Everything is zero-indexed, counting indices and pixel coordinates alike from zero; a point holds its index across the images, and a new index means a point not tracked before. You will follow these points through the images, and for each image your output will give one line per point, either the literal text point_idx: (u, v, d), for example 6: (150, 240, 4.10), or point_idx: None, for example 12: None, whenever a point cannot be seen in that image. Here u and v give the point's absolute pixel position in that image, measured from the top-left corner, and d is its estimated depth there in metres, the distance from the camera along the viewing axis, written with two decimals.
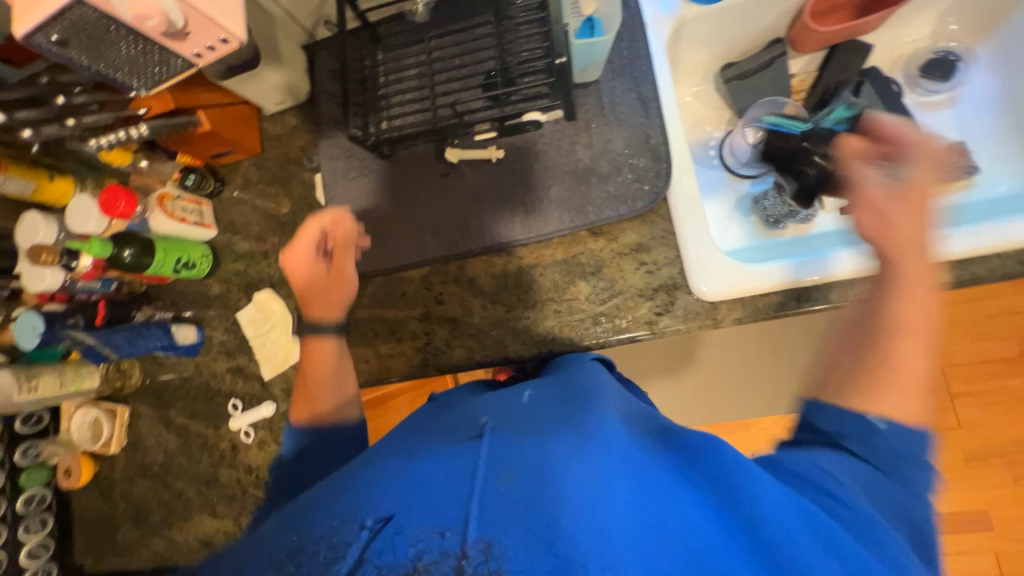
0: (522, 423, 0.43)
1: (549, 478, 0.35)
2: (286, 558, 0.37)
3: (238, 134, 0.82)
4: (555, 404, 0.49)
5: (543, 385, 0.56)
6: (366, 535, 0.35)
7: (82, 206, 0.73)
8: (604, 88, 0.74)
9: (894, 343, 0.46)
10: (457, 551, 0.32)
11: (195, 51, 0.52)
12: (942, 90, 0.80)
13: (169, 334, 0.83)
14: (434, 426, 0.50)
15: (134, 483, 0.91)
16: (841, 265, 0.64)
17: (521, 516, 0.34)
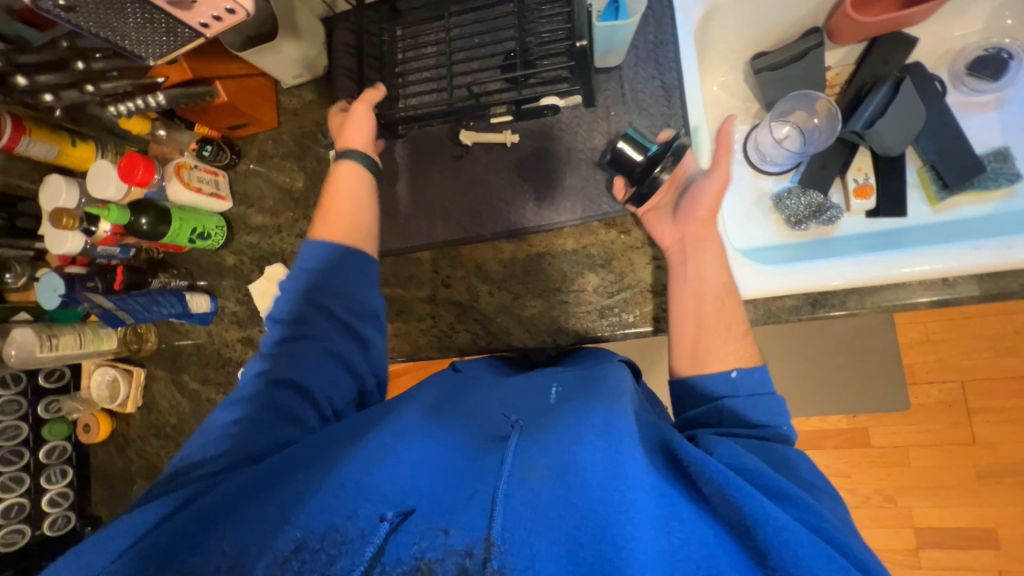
0: (543, 426, 0.48)
1: (568, 482, 0.40)
2: (290, 553, 0.40)
3: (254, 107, 0.82)
4: (575, 400, 0.51)
5: (569, 380, 0.59)
6: (376, 534, 0.40)
7: (103, 172, 0.76)
8: (626, 74, 0.71)
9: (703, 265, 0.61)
10: (461, 551, 0.37)
11: (202, 21, 0.51)
12: (990, 90, 0.75)
13: (183, 302, 0.85)
14: (457, 416, 0.55)
15: (148, 442, 0.94)
16: (871, 269, 0.61)
17: (520, 521, 0.39)
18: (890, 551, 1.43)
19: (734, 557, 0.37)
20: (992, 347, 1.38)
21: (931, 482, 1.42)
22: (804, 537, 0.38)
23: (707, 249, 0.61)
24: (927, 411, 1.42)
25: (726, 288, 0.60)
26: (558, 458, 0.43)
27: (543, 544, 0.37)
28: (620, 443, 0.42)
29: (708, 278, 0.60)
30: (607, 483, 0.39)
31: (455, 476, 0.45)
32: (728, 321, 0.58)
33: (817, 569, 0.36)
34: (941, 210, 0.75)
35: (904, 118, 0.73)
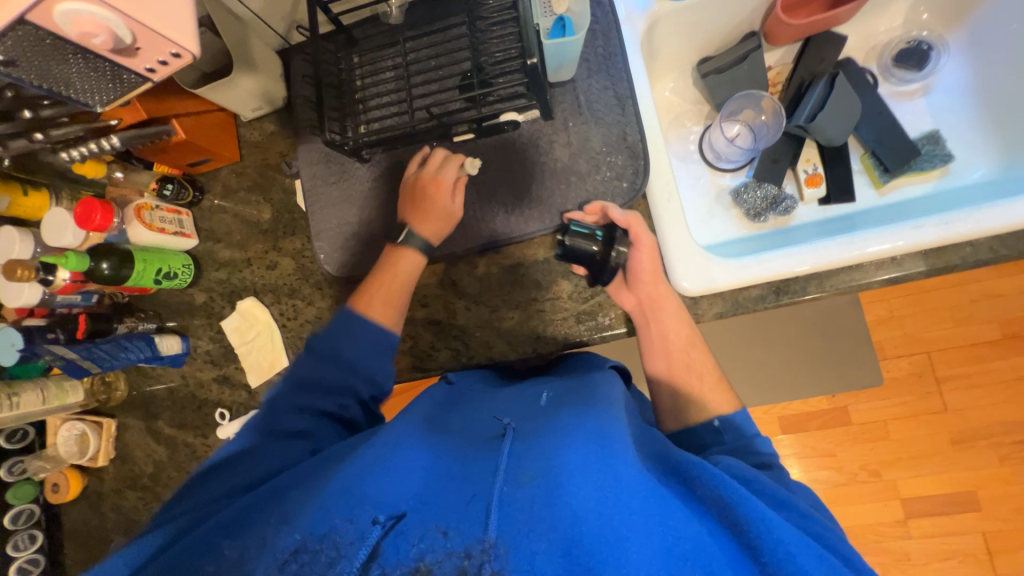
0: (536, 429, 0.49)
1: (561, 481, 0.41)
2: (288, 557, 0.39)
3: (214, 142, 0.81)
4: (567, 405, 0.52)
5: (559, 386, 0.60)
6: (372, 537, 0.40)
7: (58, 220, 0.73)
8: (580, 86, 0.73)
9: (666, 319, 0.65)
10: (461, 553, 0.37)
11: (148, 66, 0.51)
12: (916, 79, 0.81)
13: (152, 344, 0.83)
14: (447, 427, 0.55)
15: (124, 495, 0.90)
16: (834, 252, 0.63)
17: (518, 522, 0.39)
18: (881, 525, 1.48)
19: (723, 546, 0.39)
20: (952, 317, 1.46)
21: (910, 452, 1.47)
22: (794, 536, 0.39)
23: (664, 308, 0.64)
24: (900, 383, 1.48)
25: (689, 341, 0.64)
26: (554, 459, 0.43)
27: (543, 544, 0.37)
28: (614, 449, 0.43)
29: (671, 335, 0.64)
30: (604, 484, 0.40)
31: (447, 481, 0.45)
32: (699, 372, 0.62)
33: (808, 566, 0.38)
34: (886, 193, 0.80)
35: (842, 110, 0.78)
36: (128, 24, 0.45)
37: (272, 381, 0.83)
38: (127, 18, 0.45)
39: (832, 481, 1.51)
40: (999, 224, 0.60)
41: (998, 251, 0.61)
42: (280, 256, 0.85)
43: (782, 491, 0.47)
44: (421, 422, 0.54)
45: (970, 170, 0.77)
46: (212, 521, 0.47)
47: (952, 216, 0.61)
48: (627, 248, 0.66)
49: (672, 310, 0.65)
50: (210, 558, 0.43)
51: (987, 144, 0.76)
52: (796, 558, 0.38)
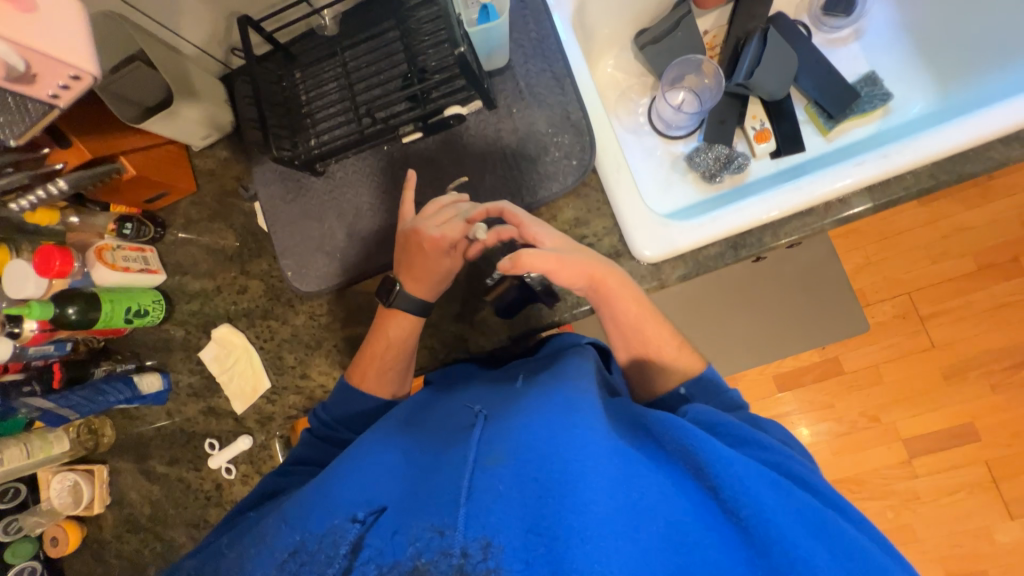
0: (510, 409, 0.52)
1: (529, 458, 0.44)
2: (289, 555, 0.47)
3: (168, 175, 0.81)
4: (539, 383, 0.55)
5: (534, 368, 0.63)
6: (354, 534, 0.46)
7: (18, 271, 0.73)
8: (519, 71, 0.73)
9: (615, 306, 0.63)
10: (457, 553, 0.40)
11: (50, 92, 0.51)
12: (846, 25, 0.82)
13: (131, 385, 0.82)
14: (429, 425, 0.58)
15: (125, 540, 0.90)
16: (779, 202, 0.64)
17: (490, 505, 0.42)
18: (888, 468, 1.49)
19: (689, 495, 0.42)
20: (928, 255, 1.48)
21: (905, 393, 1.50)
22: (754, 472, 0.42)
23: (608, 297, 0.62)
24: (886, 327, 1.50)
25: (639, 318, 0.63)
26: (518, 441, 0.46)
27: (516, 526, 0.41)
28: (578, 423, 0.46)
29: (619, 319, 0.63)
30: (568, 453, 0.43)
31: (425, 479, 0.49)
32: (657, 346, 0.63)
33: (762, 490, 0.41)
34: (833, 138, 0.82)
35: (778, 63, 0.80)
36: (15, 48, 0.45)
37: (257, 404, 0.83)
38: (14, 43, 0.44)
39: (833, 432, 1.52)
40: (936, 149, 0.61)
41: (939, 176, 0.62)
42: (249, 280, 0.85)
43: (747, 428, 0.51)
44: (403, 430, 0.59)
45: (909, 104, 0.79)
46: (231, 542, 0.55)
47: (890, 148, 0.62)
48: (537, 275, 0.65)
49: (616, 294, 0.62)
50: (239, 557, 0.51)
51: (921, 78, 0.79)
52: (764, 496, 0.41)
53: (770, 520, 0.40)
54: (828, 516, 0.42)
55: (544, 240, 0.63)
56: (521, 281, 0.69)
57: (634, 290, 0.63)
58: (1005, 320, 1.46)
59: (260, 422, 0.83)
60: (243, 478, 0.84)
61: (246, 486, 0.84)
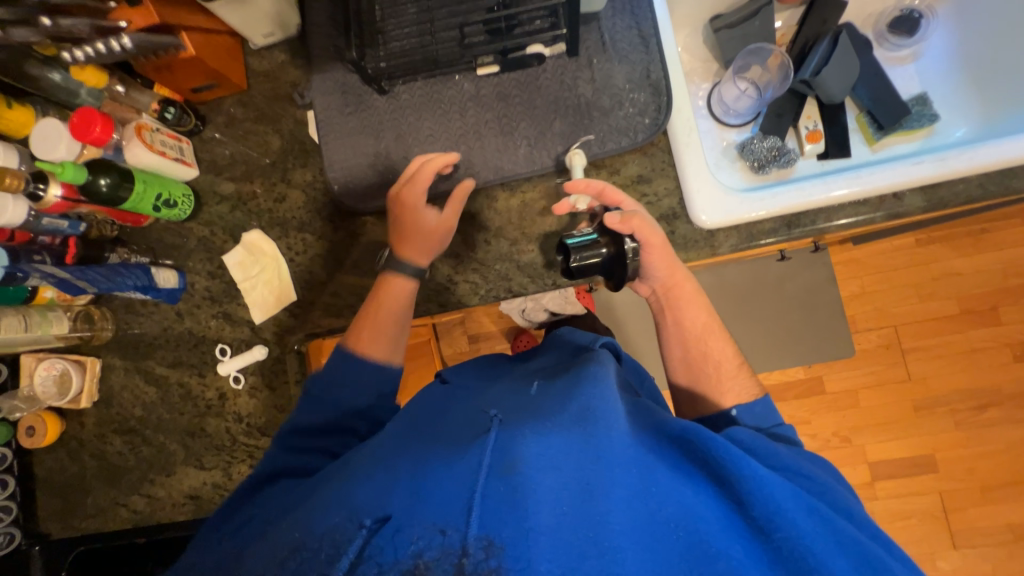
0: (524, 415, 0.52)
1: (545, 473, 0.45)
2: (290, 552, 0.47)
3: (224, 66, 0.78)
4: (555, 389, 0.56)
5: (548, 377, 0.63)
6: (360, 539, 0.45)
7: (50, 130, 0.68)
8: (605, 25, 0.73)
9: (687, 308, 0.71)
10: (457, 551, 0.41)
11: None
12: (907, 45, 0.86)
13: (149, 274, 0.78)
14: (443, 425, 0.58)
15: (108, 441, 0.85)
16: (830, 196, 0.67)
17: (502, 514, 0.42)
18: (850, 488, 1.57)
19: (717, 511, 0.46)
20: (917, 294, 1.57)
21: (877, 419, 1.58)
22: (790, 497, 0.46)
23: (683, 293, 0.70)
24: (869, 355, 1.58)
25: (705, 327, 0.70)
26: (532, 453, 0.46)
27: (530, 538, 0.41)
28: (595, 434, 0.47)
29: (685, 325, 0.71)
30: (590, 466, 0.45)
31: (427, 472, 0.49)
32: (717, 361, 0.69)
33: (795, 515, 0.45)
34: (878, 150, 0.86)
35: (844, 67, 0.83)
36: None
37: (278, 317, 0.81)
38: None
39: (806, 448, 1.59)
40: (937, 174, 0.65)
41: (988, 186, 0.66)
42: (289, 189, 0.82)
43: (759, 439, 0.55)
44: (412, 429, 0.58)
45: (953, 128, 0.84)
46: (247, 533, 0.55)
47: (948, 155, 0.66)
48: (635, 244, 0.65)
49: (689, 296, 0.71)
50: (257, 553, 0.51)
51: (972, 104, 0.83)
52: (794, 517, 0.45)
53: (802, 538, 0.44)
54: (853, 534, 0.45)
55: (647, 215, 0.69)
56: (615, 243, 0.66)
57: (705, 301, 0.71)
58: (976, 363, 1.56)
59: (279, 335, 0.81)
60: (252, 389, 0.81)
61: (253, 398, 0.81)
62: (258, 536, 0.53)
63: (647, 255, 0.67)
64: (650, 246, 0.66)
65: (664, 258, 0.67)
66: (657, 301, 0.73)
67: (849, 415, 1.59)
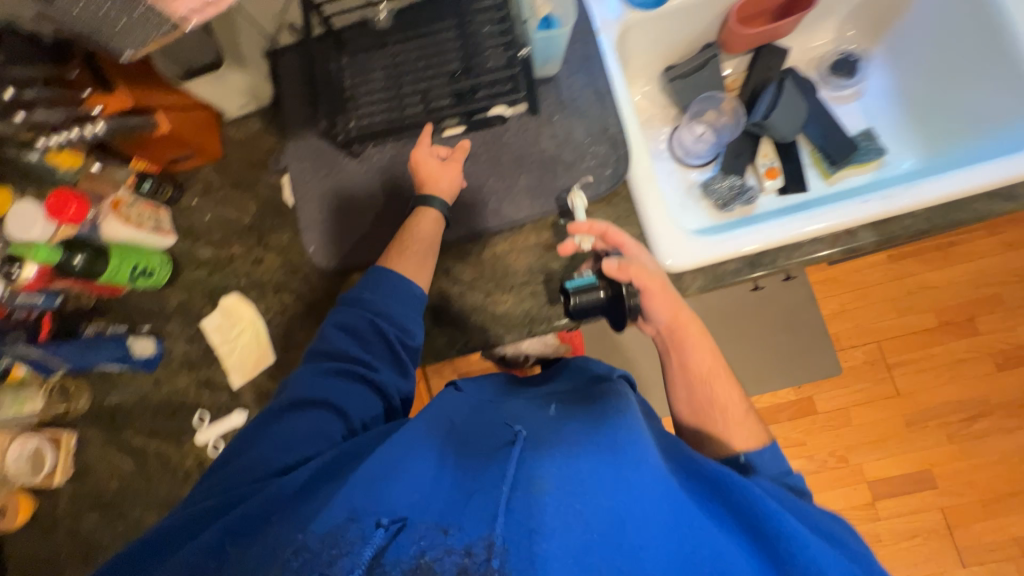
0: (551, 436, 0.55)
1: (573, 492, 0.48)
2: (293, 553, 0.48)
3: (199, 138, 0.81)
4: (580, 413, 0.59)
5: (569, 397, 0.66)
6: (378, 539, 0.48)
7: (25, 212, 0.69)
8: (562, 84, 0.78)
9: (693, 350, 0.72)
10: (461, 551, 0.46)
11: (184, 13, 0.44)
12: (849, 85, 0.92)
13: (125, 346, 0.79)
14: (468, 441, 0.60)
15: (83, 518, 0.82)
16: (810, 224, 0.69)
17: (527, 531, 0.46)
18: (852, 509, 1.55)
19: (740, 550, 0.48)
20: (895, 308, 1.60)
21: (872, 436, 1.58)
22: (811, 543, 0.48)
23: (688, 337, 0.71)
24: (856, 372, 1.60)
25: (710, 371, 0.71)
26: (559, 470, 0.50)
27: (545, 549, 0.44)
28: (626, 461, 0.51)
29: (690, 367, 0.72)
30: (614, 492, 0.48)
31: (451, 489, 0.52)
32: (723, 405, 0.70)
33: (811, 559, 0.47)
34: (834, 182, 0.90)
35: (789, 110, 0.89)
36: None
37: (257, 380, 0.80)
38: None
39: (805, 470, 1.57)
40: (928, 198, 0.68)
41: (936, 220, 0.69)
42: (266, 252, 0.84)
43: (778, 488, 0.58)
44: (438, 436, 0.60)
45: (901, 160, 0.88)
46: (247, 504, 0.55)
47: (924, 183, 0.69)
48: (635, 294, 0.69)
49: (695, 339, 0.72)
50: (255, 536, 0.53)
51: (915, 137, 0.87)
52: (810, 560, 0.47)
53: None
54: None
55: (649, 261, 0.70)
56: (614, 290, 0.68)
57: (711, 343, 0.72)
58: (961, 374, 1.58)
59: (259, 398, 0.80)
60: None
61: None
62: (256, 514, 0.54)
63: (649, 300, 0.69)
64: (650, 293, 0.67)
65: (669, 304, 0.69)
66: (661, 338, 0.74)
67: (843, 434, 1.58)
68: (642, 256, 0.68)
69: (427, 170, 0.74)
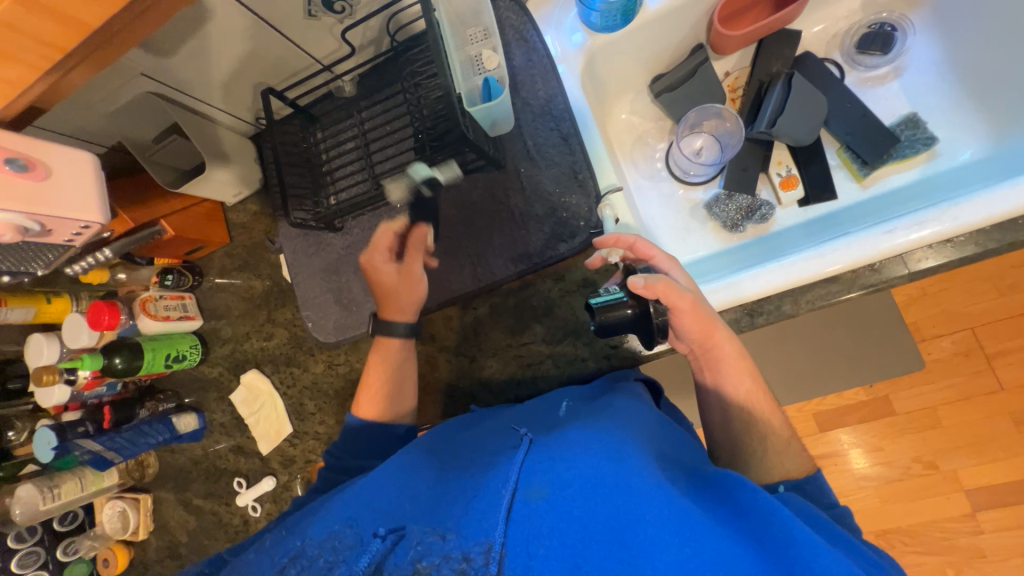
0: (554, 433, 0.51)
1: (568, 485, 0.43)
2: (287, 562, 0.45)
3: (205, 232, 0.87)
4: (584, 417, 0.53)
5: (579, 398, 0.61)
6: (375, 549, 0.44)
7: (74, 324, 0.82)
8: (526, 130, 0.73)
9: (728, 373, 0.61)
10: (459, 557, 0.40)
11: (66, 237, 0.55)
12: (883, 64, 0.77)
13: (171, 425, 0.89)
14: (469, 445, 0.57)
15: (165, 565, 0.96)
16: (855, 242, 0.60)
17: (524, 529, 0.40)
18: (948, 521, 1.31)
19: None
20: (994, 288, 1.30)
21: (967, 438, 1.31)
22: None
23: (727, 359, 0.60)
24: (943, 366, 1.33)
25: (750, 395, 0.61)
26: (558, 472, 0.44)
27: (544, 547, 0.38)
28: (625, 459, 0.45)
29: (728, 389, 0.61)
30: (613, 496, 0.41)
31: (444, 494, 0.48)
32: (767, 430, 0.59)
33: None
34: (868, 185, 0.76)
35: (805, 109, 0.75)
36: (35, 217, 0.48)
37: (281, 447, 0.88)
38: (30, 213, 0.48)
39: (882, 477, 1.34)
40: (1006, 202, 0.56)
41: (985, 245, 0.57)
42: (275, 327, 0.90)
43: (829, 522, 0.47)
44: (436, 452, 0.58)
45: (958, 149, 0.73)
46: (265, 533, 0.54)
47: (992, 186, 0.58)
48: (665, 313, 0.59)
49: (736, 360, 0.60)
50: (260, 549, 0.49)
51: (976, 118, 0.72)
52: None
53: None
54: None
55: (680, 279, 0.61)
56: (641, 307, 0.59)
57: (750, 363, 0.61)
58: None
59: (284, 463, 0.88)
60: (268, 515, 0.89)
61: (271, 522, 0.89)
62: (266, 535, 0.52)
63: (675, 319, 0.59)
64: (680, 313, 0.58)
65: (702, 322, 0.58)
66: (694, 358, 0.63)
67: (928, 438, 1.33)
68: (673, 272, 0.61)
69: (385, 273, 0.70)
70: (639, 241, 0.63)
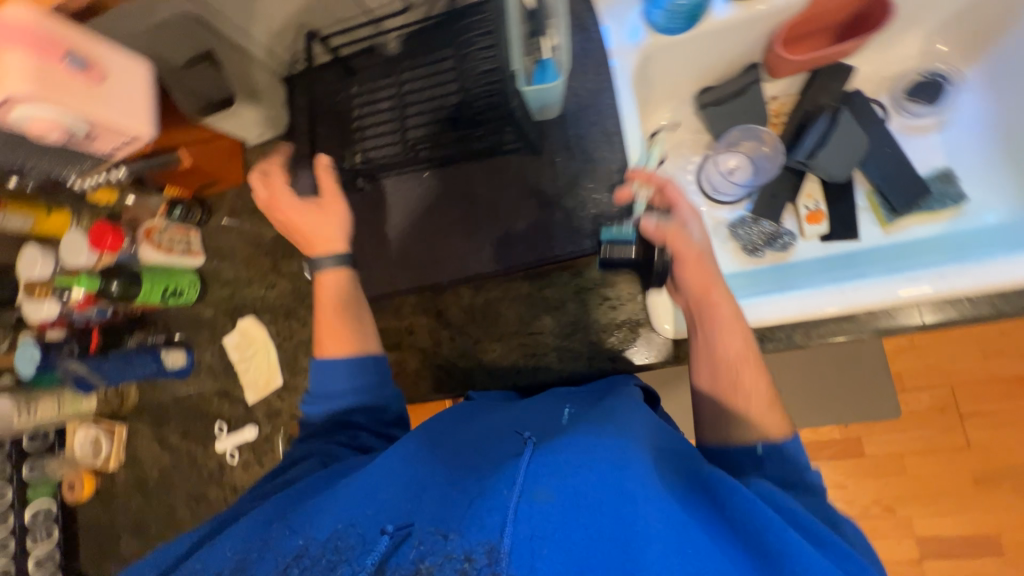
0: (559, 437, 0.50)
1: (576, 496, 0.41)
2: (291, 560, 0.44)
3: (220, 168, 0.86)
4: (586, 420, 0.53)
5: (581, 402, 0.61)
6: (381, 546, 0.42)
7: (74, 241, 0.78)
8: (568, 120, 0.72)
9: (717, 333, 0.57)
10: (461, 558, 0.39)
11: (110, 147, 0.58)
12: (928, 114, 0.78)
13: (158, 359, 0.88)
14: (472, 440, 0.56)
15: (132, 498, 0.95)
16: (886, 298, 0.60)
17: (525, 533, 0.39)
18: (892, 564, 1.36)
19: None
20: (979, 350, 1.34)
21: (927, 489, 1.35)
22: None
23: (718, 314, 0.57)
24: (919, 417, 1.36)
25: (739, 357, 0.56)
26: (565, 479, 0.43)
27: (547, 549, 0.38)
28: (631, 467, 0.43)
29: (714, 346, 0.57)
30: (619, 509, 0.40)
31: (451, 496, 0.47)
32: (747, 393, 0.54)
33: None
34: (891, 232, 0.77)
35: (845, 147, 0.76)
36: (86, 122, 0.51)
37: (268, 398, 0.87)
38: (83, 116, 0.50)
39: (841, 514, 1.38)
40: None
41: (1000, 308, 0.58)
42: (278, 277, 0.89)
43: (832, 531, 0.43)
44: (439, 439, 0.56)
45: (984, 211, 0.74)
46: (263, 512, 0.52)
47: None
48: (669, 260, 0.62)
49: (721, 321, 0.57)
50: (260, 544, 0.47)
51: (1008, 184, 0.73)
52: None
53: None
54: None
55: (696, 230, 0.62)
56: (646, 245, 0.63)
57: (746, 328, 0.57)
58: None
59: (269, 415, 0.87)
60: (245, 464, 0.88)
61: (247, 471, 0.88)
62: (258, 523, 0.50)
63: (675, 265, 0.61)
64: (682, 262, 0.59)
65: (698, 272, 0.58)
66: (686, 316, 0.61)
67: (890, 483, 1.37)
68: (689, 223, 0.62)
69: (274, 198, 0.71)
70: (670, 183, 0.65)
